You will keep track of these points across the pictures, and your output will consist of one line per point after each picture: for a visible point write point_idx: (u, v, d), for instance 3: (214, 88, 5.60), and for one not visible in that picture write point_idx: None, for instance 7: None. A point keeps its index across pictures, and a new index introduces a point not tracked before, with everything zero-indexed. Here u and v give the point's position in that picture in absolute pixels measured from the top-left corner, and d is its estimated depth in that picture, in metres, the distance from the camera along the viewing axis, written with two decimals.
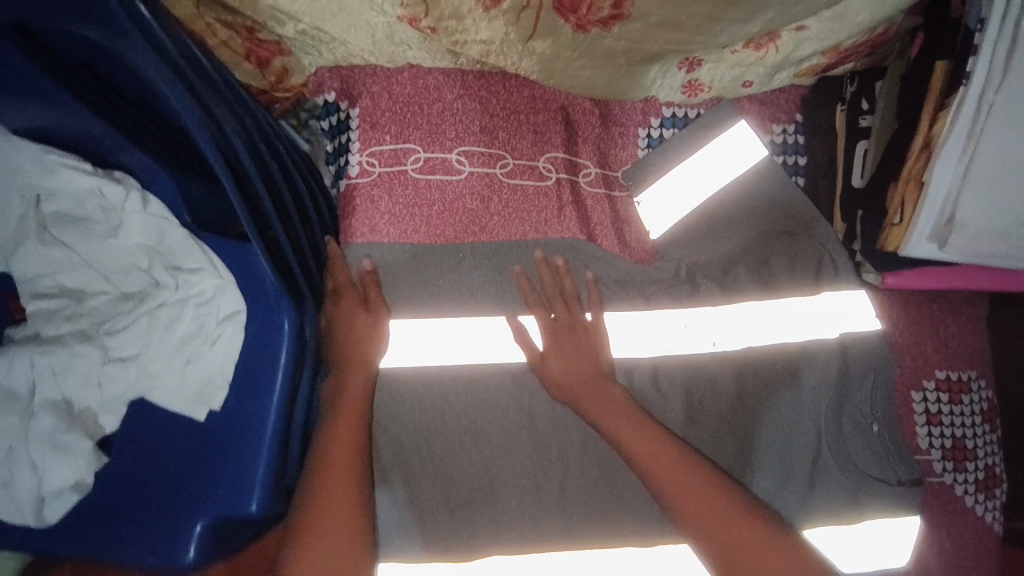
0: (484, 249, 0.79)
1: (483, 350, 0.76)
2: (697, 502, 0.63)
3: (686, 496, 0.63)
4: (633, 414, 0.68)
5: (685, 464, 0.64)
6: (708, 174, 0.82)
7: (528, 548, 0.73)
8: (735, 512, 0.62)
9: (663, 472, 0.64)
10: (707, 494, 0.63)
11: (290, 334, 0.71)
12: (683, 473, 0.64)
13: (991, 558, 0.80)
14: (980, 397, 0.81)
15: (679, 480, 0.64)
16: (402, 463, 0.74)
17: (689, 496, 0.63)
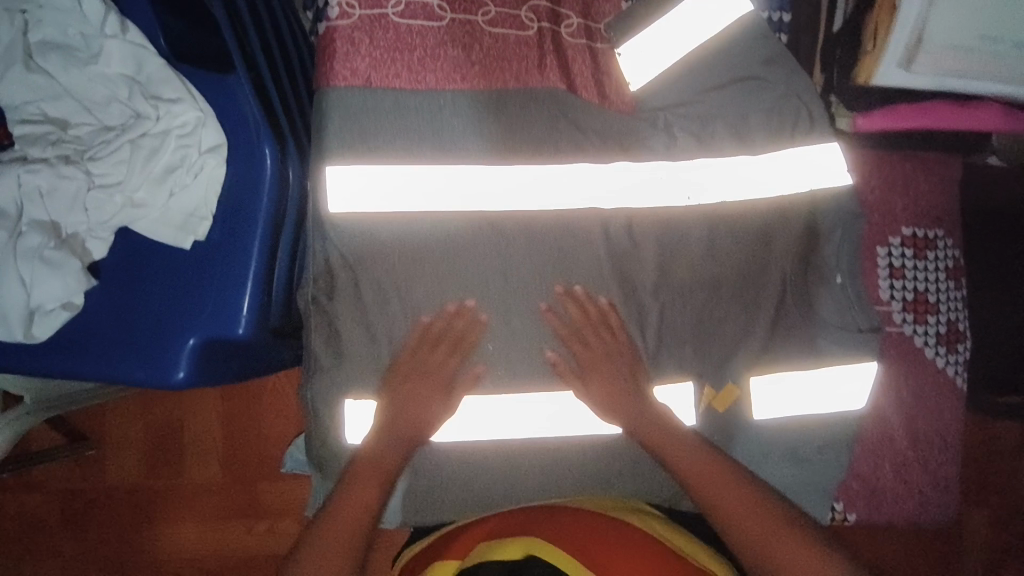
0: (465, 97, 0.79)
1: (462, 198, 0.80)
2: (695, 475, 0.79)
3: (689, 467, 0.79)
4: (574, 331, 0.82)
5: (692, 451, 0.79)
6: (691, 29, 0.81)
7: (497, 383, 0.81)
8: (727, 487, 0.78)
9: (671, 451, 0.80)
10: (704, 467, 0.79)
11: (272, 168, 0.74)
12: (689, 456, 0.79)
13: (950, 409, 0.84)
14: (945, 254, 0.84)
15: (687, 460, 0.79)
16: (385, 303, 0.81)
17: (696, 474, 0.79)
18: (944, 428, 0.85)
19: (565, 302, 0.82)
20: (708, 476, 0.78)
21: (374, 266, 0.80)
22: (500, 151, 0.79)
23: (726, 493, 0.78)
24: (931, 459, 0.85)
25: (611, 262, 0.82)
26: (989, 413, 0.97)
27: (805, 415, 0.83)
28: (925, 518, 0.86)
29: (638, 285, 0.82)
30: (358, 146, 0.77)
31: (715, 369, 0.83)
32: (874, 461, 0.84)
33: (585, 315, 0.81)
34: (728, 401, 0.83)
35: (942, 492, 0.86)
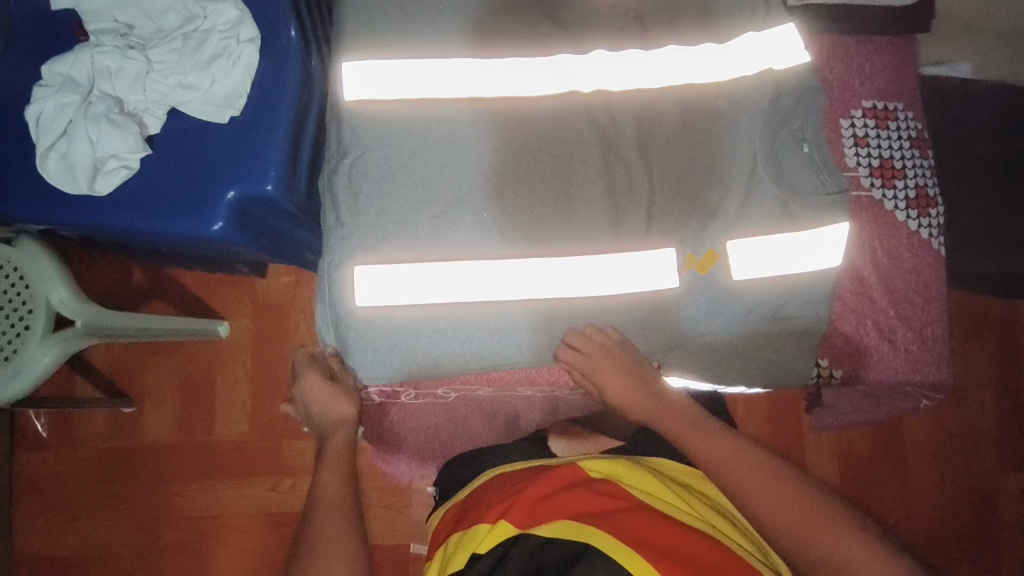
0: (461, 3, 0.92)
1: (459, 84, 0.89)
2: (685, 430, 0.88)
3: (674, 423, 0.89)
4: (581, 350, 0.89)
5: (678, 411, 0.90)
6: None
7: (494, 250, 0.88)
8: (712, 440, 0.85)
9: (664, 415, 0.90)
10: (690, 425, 0.88)
11: (297, 42, 0.87)
12: (680, 417, 0.89)
13: (927, 270, 0.88)
14: (906, 125, 0.91)
15: (670, 420, 0.89)
16: (386, 179, 0.89)
17: (683, 432, 0.88)
18: (926, 288, 0.88)
19: (553, 175, 0.89)
20: (691, 430, 0.87)
21: (376, 143, 0.89)
22: (489, 45, 0.91)
23: (710, 444, 0.85)
24: (915, 318, 0.88)
25: (596, 138, 0.90)
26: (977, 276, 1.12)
27: (791, 273, 0.87)
28: (915, 380, 0.89)
29: (622, 159, 0.90)
30: (369, 44, 0.91)
31: (696, 235, 0.89)
32: (857, 320, 0.88)
33: (571, 188, 0.89)
34: (708, 265, 0.89)
35: (930, 353, 0.88)
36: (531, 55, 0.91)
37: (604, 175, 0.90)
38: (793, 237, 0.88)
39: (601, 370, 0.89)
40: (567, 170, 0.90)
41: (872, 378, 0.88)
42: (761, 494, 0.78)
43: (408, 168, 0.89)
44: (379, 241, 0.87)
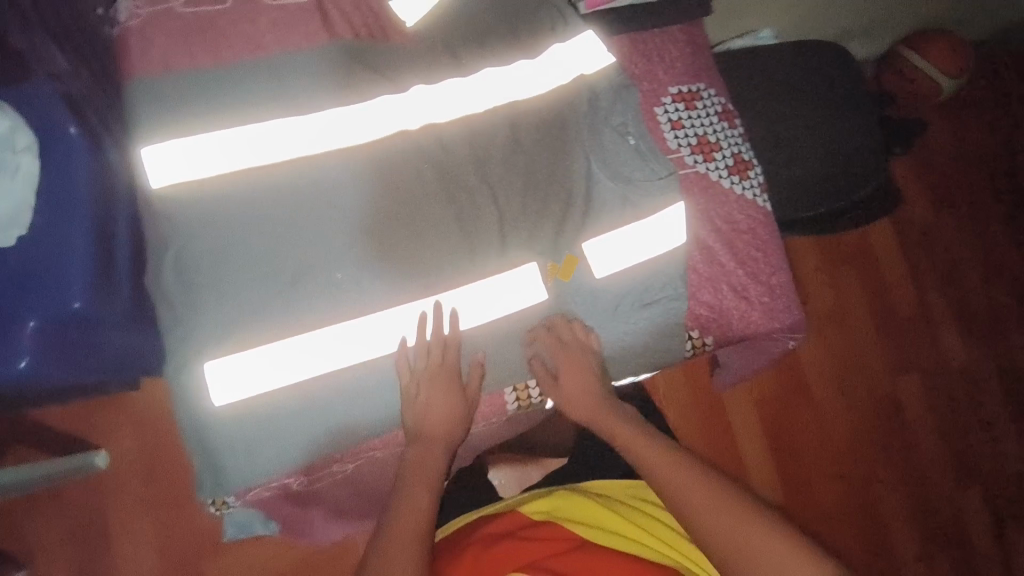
0: (262, 66, 0.87)
1: (281, 148, 0.86)
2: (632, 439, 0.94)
3: (622, 435, 0.95)
4: (571, 356, 0.90)
5: (621, 421, 0.95)
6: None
7: (355, 308, 0.85)
8: (659, 455, 0.91)
9: (613, 422, 0.95)
10: (640, 438, 0.94)
11: (82, 140, 0.79)
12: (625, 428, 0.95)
13: (761, 227, 0.96)
14: (712, 102, 0.99)
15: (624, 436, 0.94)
16: (219, 262, 0.83)
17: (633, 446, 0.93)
18: (764, 244, 0.96)
19: (400, 218, 0.88)
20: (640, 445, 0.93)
21: (198, 228, 0.83)
22: (301, 101, 0.87)
23: (657, 460, 0.91)
24: (762, 272, 0.95)
25: (434, 174, 0.89)
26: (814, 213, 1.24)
27: (648, 259, 0.92)
28: (776, 327, 0.96)
29: (466, 188, 0.90)
30: (169, 125, 0.84)
31: (552, 244, 0.91)
32: (714, 288, 0.93)
33: (421, 228, 0.88)
34: (570, 270, 0.91)
35: (783, 301, 0.96)
36: (349, 104, 0.88)
37: (451, 206, 0.89)
38: (651, 223, 0.92)
39: (563, 369, 0.90)
40: (413, 211, 0.88)
41: (739, 336, 0.95)
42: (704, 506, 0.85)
43: (241, 246, 0.83)
44: (228, 328, 0.81)
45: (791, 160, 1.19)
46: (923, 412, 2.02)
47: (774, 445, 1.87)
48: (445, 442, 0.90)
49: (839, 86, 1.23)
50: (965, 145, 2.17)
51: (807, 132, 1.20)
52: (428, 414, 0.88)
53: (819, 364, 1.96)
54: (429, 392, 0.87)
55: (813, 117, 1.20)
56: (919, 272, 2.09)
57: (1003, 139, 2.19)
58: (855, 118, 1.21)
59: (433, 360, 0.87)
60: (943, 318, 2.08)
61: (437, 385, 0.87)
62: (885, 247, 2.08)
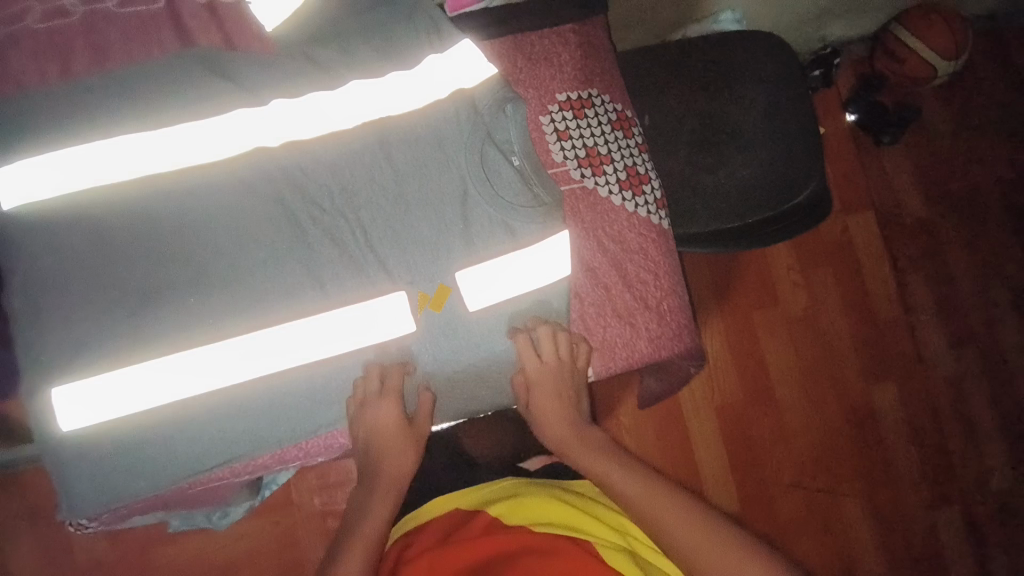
0: (112, 80, 0.83)
1: (130, 166, 0.81)
2: (588, 456, 0.95)
3: (582, 450, 0.96)
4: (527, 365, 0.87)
5: (581, 436, 0.97)
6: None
7: (206, 335, 0.81)
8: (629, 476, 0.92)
9: (573, 444, 0.97)
10: (596, 452, 0.96)
11: None
12: (583, 441, 0.96)
13: (653, 247, 0.91)
14: (605, 109, 0.91)
15: (580, 446, 0.96)
16: (66, 288, 0.79)
17: (595, 463, 0.95)
18: (656, 265, 0.91)
19: (260, 243, 0.84)
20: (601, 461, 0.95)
21: (42, 253, 0.79)
22: (153, 115, 0.83)
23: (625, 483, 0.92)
24: (650, 295, 0.90)
25: (296, 192, 0.85)
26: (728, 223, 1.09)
27: (526, 292, 0.86)
28: (666, 355, 0.92)
29: (328, 211, 0.86)
30: (10, 143, 0.80)
31: (423, 270, 0.86)
32: (596, 313, 0.89)
33: (282, 251, 0.84)
34: (442, 301, 0.86)
35: (672, 325, 0.92)
36: (201, 120, 0.83)
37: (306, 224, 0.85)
38: (537, 248, 0.86)
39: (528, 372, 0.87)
40: (275, 234, 0.84)
41: (622, 366, 0.91)
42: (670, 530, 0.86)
43: (89, 271, 0.80)
44: (73, 359, 0.79)
45: (702, 167, 1.11)
46: (898, 423, 1.90)
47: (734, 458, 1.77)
48: (395, 474, 0.93)
49: (767, 87, 1.13)
50: (961, 131, 2.00)
51: (719, 133, 1.11)
52: (393, 442, 0.90)
53: (789, 369, 1.85)
54: (377, 429, 0.87)
55: (730, 115, 1.12)
56: (903, 274, 1.95)
57: (1003, 127, 2.01)
58: (771, 117, 1.12)
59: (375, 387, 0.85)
60: (924, 322, 1.95)
61: (389, 415, 0.86)
62: (865, 247, 1.94)
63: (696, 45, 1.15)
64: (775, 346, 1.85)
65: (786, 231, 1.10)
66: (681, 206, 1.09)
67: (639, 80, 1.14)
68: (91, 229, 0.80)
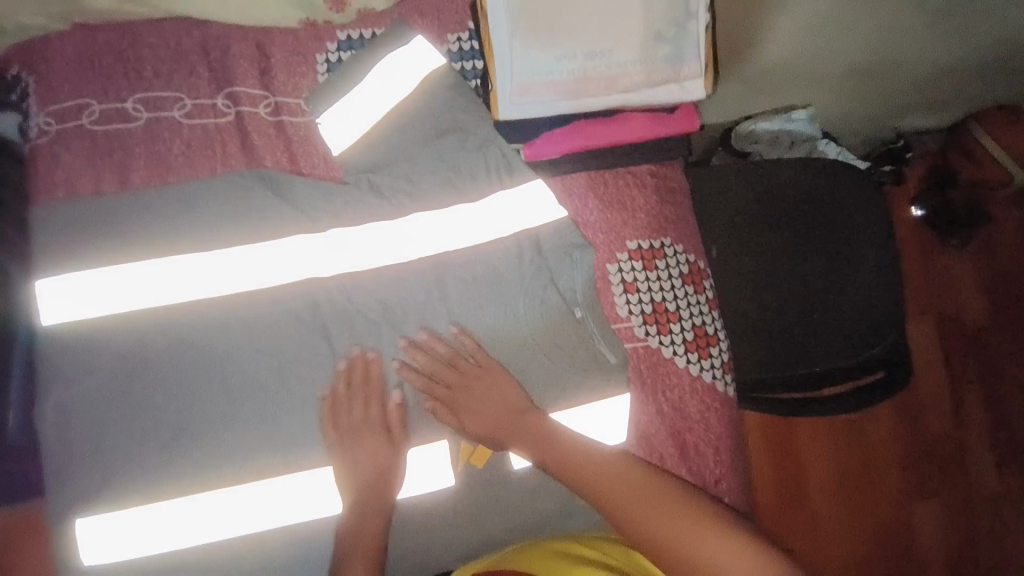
0: (168, 194, 0.79)
1: (178, 288, 0.78)
2: (632, 500, 0.66)
3: (610, 487, 0.68)
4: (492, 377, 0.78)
5: (602, 459, 0.70)
6: (396, 83, 0.83)
7: (236, 478, 0.77)
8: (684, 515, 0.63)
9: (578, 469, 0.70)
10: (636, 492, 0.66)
11: None
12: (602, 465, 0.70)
13: (716, 416, 0.85)
14: (676, 261, 0.86)
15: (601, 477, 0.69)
16: (105, 411, 0.77)
17: (622, 495, 0.67)
18: (717, 438, 0.85)
19: (300, 375, 0.80)
20: (635, 489, 0.67)
21: (85, 377, 0.77)
22: (206, 234, 0.79)
23: (675, 518, 0.63)
24: (706, 471, 0.83)
25: (345, 323, 0.81)
26: (792, 368, 1.00)
27: None
28: None
29: (371, 344, 0.81)
30: (60, 253, 0.77)
31: None
32: None
33: (319, 387, 0.79)
34: (485, 455, 0.81)
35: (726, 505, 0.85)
36: (253, 244, 0.80)
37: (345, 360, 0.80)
38: (598, 407, 0.81)
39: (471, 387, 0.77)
40: (315, 369, 0.80)
41: None
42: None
43: (126, 394, 0.77)
44: (103, 486, 0.76)
45: (768, 308, 1.04)
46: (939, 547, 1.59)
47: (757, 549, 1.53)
48: (365, 501, 0.75)
49: (846, 218, 1.02)
50: None
51: (790, 272, 1.04)
52: (371, 453, 0.77)
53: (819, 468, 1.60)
54: (359, 440, 0.77)
55: (798, 254, 1.04)
56: (958, 386, 1.65)
57: None
58: (847, 253, 1.02)
59: (358, 389, 0.79)
60: (977, 443, 1.64)
61: (365, 418, 0.78)
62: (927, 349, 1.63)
63: (769, 167, 1.06)
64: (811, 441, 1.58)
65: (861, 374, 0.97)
66: (745, 349, 1.03)
67: (708, 207, 1.09)
68: (134, 351, 0.78)
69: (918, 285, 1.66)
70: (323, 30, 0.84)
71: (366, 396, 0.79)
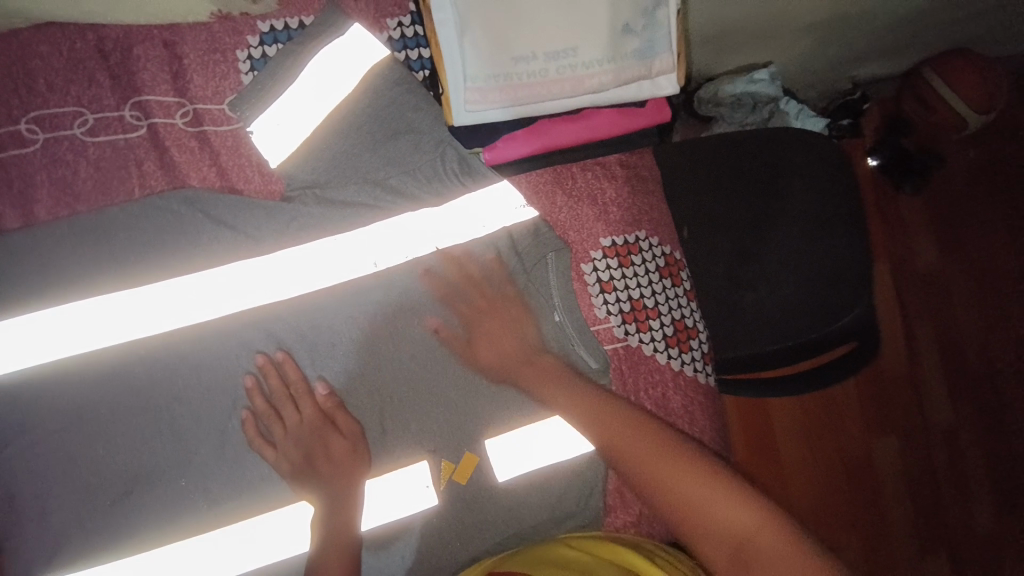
0: (84, 225, 0.70)
1: (107, 330, 0.70)
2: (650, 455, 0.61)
3: (617, 433, 0.63)
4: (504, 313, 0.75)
5: (625, 419, 0.65)
6: (337, 79, 0.75)
7: (199, 527, 0.71)
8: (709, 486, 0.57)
9: (598, 420, 0.65)
10: (654, 445, 0.61)
11: None
12: (629, 427, 0.64)
13: (700, 408, 0.83)
14: (653, 254, 0.82)
15: (624, 436, 0.63)
16: (36, 473, 0.69)
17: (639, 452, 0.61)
18: (702, 433, 0.83)
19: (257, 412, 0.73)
20: (652, 450, 0.61)
21: (14, 438, 0.69)
22: (134, 266, 0.70)
23: (682, 475, 0.58)
24: None
25: (310, 348, 0.75)
26: (766, 343, 0.99)
27: (561, 462, 0.79)
28: None
29: (337, 368, 0.75)
30: None
31: (448, 439, 0.77)
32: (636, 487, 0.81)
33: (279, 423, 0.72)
34: (467, 472, 0.77)
35: None
36: (190, 272, 0.71)
37: (296, 390, 0.73)
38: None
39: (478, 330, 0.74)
40: (266, 411, 0.72)
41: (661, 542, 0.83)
42: (772, 560, 0.50)
43: (61, 453, 0.69)
44: (47, 556, 0.69)
45: (741, 284, 1.03)
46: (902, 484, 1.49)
47: None
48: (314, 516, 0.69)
49: (808, 184, 1.00)
50: None
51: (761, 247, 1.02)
52: (316, 454, 0.71)
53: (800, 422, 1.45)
54: (301, 447, 0.72)
55: (754, 231, 1.03)
56: (911, 323, 1.57)
57: None
58: (809, 222, 1.00)
59: (282, 391, 0.72)
60: (933, 378, 1.54)
61: (296, 423, 0.72)
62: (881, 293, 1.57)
63: (732, 141, 1.05)
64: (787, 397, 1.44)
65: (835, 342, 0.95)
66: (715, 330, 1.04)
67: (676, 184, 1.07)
68: (67, 404, 0.70)
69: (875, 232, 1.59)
70: (240, 21, 0.73)
71: (292, 396, 0.73)
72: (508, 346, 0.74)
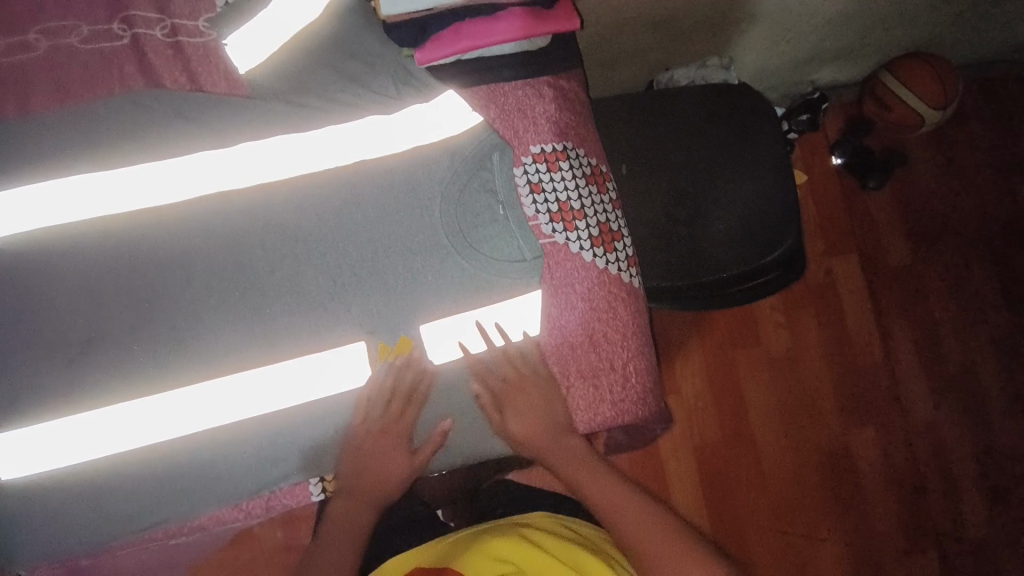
0: (69, 114, 0.81)
1: (83, 207, 0.79)
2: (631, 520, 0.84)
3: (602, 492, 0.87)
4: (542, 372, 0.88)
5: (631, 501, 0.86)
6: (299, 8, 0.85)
7: (154, 388, 0.79)
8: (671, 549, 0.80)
9: (585, 477, 0.88)
10: (630, 507, 0.85)
11: None
12: (603, 483, 0.88)
13: (627, 304, 0.90)
14: (579, 163, 0.90)
15: (619, 511, 0.85)
16: (12, 327, 0.79)
17: (611, 501, 0.86)
18: (625, 327, 0.89)
19: (209, 287, 0.81)
20: (645, 528, 0.83)
21: None
22: (111, 153, 0.80)
23: (651, 535, 0.82)
24: (616, 357, 0.89)
25: (269, 232, 0.83)
26: (706, 269, 1.05)
27: (491, 349, 0.86)
28: (631, 419, 0.91)
29: (290, 254, 0.83)
30: None
31: (385, 322, 0.83)
32: (561, 377, 0.88)
33: (235, 296, 0.81)
34: (401, 354, 0.83)
35: (640, 386, 0.91)
36: (160, 159, 0.81)
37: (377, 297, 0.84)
38: (506, 307, 0.86)
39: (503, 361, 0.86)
40: (222, 284, 0.81)
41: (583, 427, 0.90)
42: None
43: (28, 308, 0.79)
44: (18, 398, 0.78)
45: (678, 219, 1.09)
46: (879, 469, 1.57)
47: (709, 517, 1.49)
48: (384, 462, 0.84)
49: (743, 135, 1.09)
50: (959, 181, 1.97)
51: (699, 182, 1.09)
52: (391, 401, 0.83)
53: (761, 392, 1.56)
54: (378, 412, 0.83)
55: (693, 170, 1.09)
56: (886, 319, 1.63)
57: None
58: (744, 164, 1.08)
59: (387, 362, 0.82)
60: (912, 373, 1.62)
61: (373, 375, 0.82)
62: (852, 293, 1.63)
63: (670, 97, 1.12)
64: (750, 366, 1.56)
65: (769, 267, 1.02)
66: (657, 257, 1.08)
67: (616, 126, 1.13)
68: (48, 268, 0.79)
69: (838, 219, 1.66)
70: None
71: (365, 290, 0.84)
72: (534, 425, 0.87)
